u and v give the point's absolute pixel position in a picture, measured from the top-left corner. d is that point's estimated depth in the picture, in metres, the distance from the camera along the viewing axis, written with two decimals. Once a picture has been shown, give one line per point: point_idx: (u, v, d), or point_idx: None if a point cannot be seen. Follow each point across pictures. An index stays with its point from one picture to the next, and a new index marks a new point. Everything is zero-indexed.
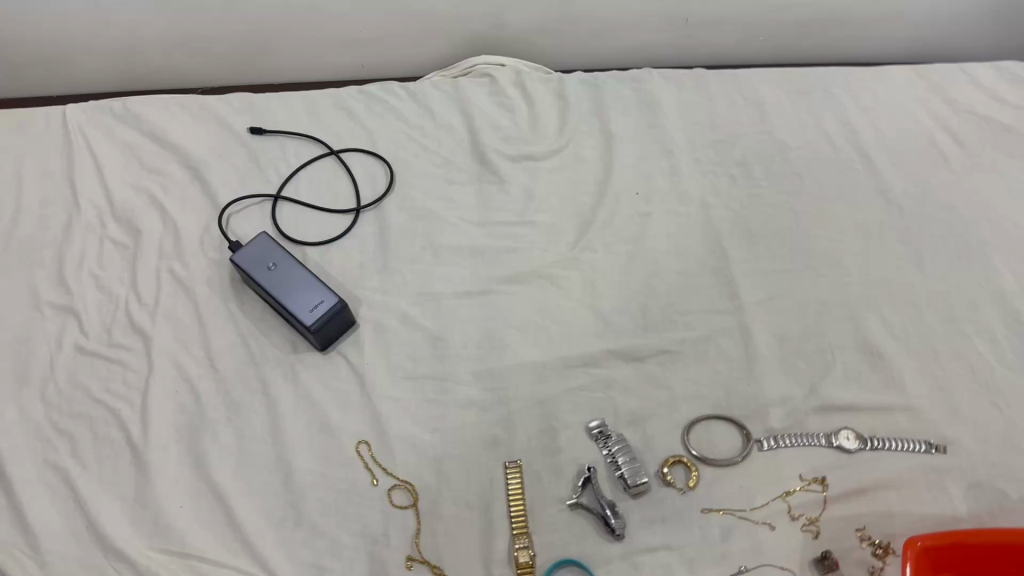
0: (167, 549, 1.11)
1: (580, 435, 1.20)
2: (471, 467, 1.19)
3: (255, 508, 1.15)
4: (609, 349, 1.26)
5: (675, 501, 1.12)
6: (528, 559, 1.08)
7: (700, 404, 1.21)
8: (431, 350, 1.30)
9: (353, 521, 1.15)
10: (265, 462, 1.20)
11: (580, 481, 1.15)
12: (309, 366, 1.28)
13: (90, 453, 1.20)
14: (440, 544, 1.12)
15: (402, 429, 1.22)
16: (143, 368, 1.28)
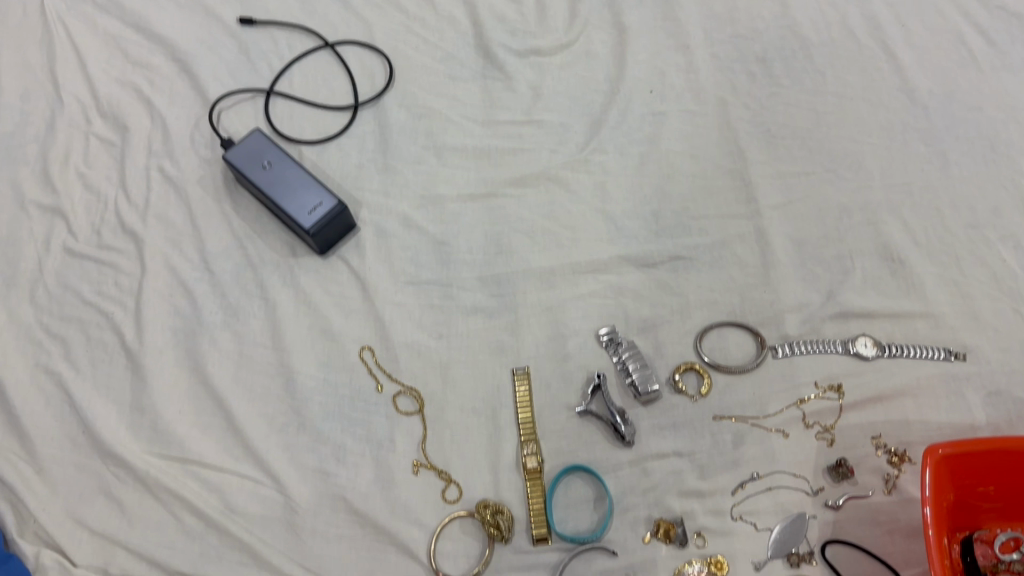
0: (167, 454, 1.10)
1: (589, 342, 1.16)
2: (478, 373, 1.16)
3: (256, 413, 1.13)
4: (620, 255, 1.22)
5: (687, 408, 1.09)
6: (536, 466, 1.07)
7: (714, 311, 1.17)
8: (435, 254, 1.25)
9: (357, 427, 1.13)
10: (265, 366, 1.17)
11: (590, 388, 1.12)
12: (308, 270, 1.24)
13: (84, 357, 1.18)
14: (446, 451, 1.11)
15: (406, 335, 1.19)
16: (135, 271, 1.24)
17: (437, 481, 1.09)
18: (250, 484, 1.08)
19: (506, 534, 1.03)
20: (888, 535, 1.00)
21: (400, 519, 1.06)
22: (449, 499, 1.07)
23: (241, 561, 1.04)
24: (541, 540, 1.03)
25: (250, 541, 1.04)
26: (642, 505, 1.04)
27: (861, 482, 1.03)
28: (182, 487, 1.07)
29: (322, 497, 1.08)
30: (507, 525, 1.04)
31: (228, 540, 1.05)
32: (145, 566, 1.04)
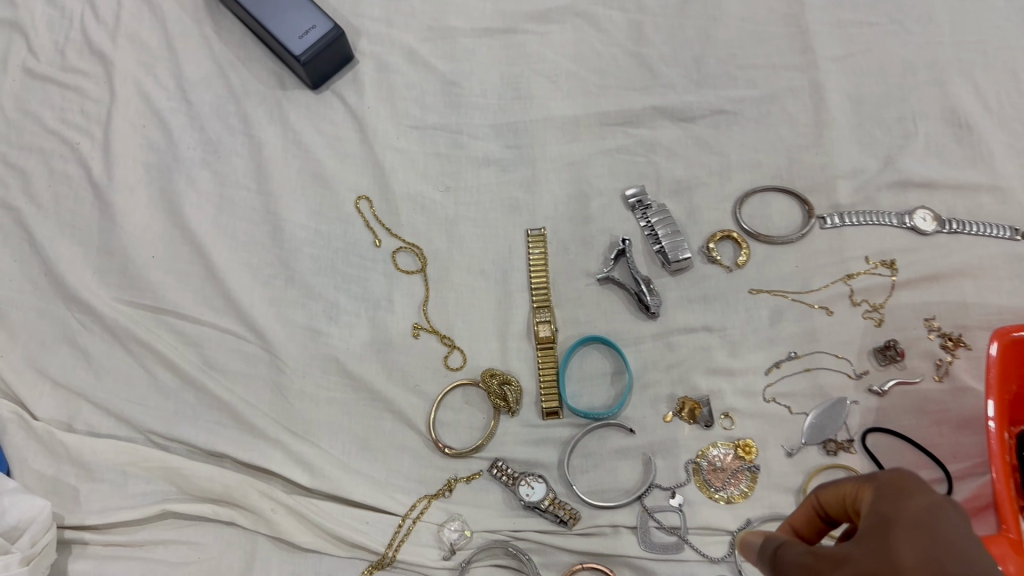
0: (140, 302, 1.00)
1: (614, 203, 1.03)
2: (488, 231, 1.03)
3: (238, 263, 1.01)
4: (655, 106, 1.07)
5: (721, 279, 0.98)
6: (550, 334, 0.96)
7: (757, 174, 1.04)
8: (444, 96, 1.10)
9: (352, 284, 1.01)
10: (249, 212, 1.04)
11: (614, 253, 1.00)
12: (298, 106, 1.09)
13: (46, 191, 1.05)
14: (451, 315, 1.00)
15: (408, 185, 1.06)
16: (104, 97, 1.09)
17: (439, 347, 0.99)
18: (230, 339, 0.98)
19: (514, 408, 0.93)
20: (936, 426, 0.91)
21: (396, 385, 0.96)
22: (452, 366, 0.97)
23: (219, 422, 0.94)
24: (551, 415, 0.94)
25: (229, 401, 0.94)
26: (665, 383, 0.94)
27: (908, 367, 0.94)
28: (157, 339, 0.97)
29: (311, 356, 0.97)
30: (515, 398, 0.94)
31: (206, 399, 0.95)
32: (115, 422, 0.95)
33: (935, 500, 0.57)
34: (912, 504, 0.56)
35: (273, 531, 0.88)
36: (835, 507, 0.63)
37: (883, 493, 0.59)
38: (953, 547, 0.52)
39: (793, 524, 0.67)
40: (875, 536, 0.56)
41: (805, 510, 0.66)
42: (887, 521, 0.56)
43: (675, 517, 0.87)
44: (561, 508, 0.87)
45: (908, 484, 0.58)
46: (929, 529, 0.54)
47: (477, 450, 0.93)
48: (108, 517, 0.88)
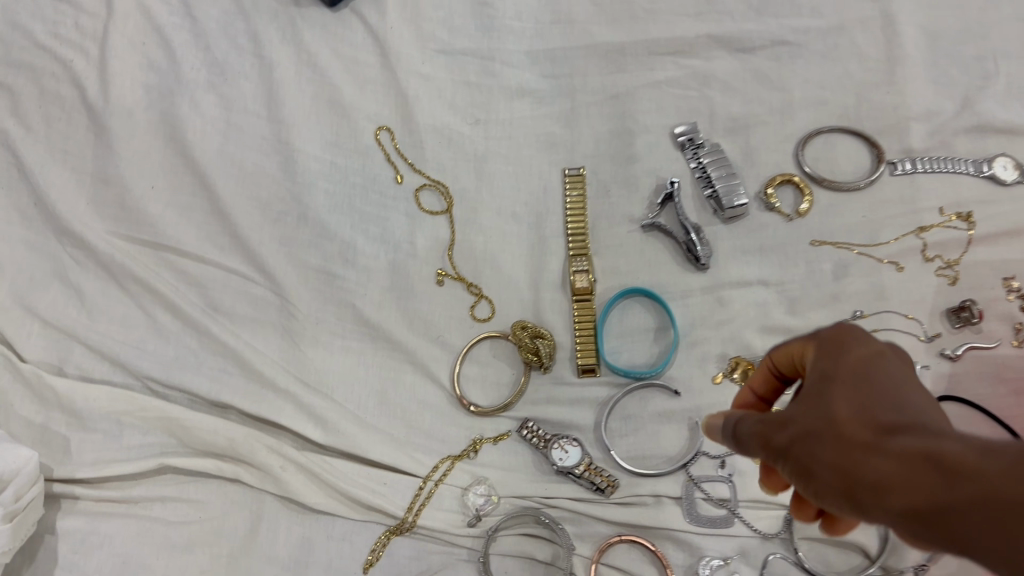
0: (138, 237, 0.91)
1: (661, 142, 0.93)
2: (521, 170, 0.94)
3: (245, 197, 0.92)
4: (711, 34, 0.96)
5: (779, 229, 0.88)
6: (587, 286, 0.87)
7: (821, 113, 0.94)
8: (474, 18, 0.99)
9: (370, 223, 0.92)
10: (258, 141, 0.94)
11: (660, 197, 0.90)
12: (314, 25, 0.99)
13: (37, 113, 0.95)
14: (479, 261, 0.91)
15: (434, 115, 0.96)
16: (100, 11, 0.99)
17: (464, 296, 0.90)
18: (236, 280, 0.90)
19: (546, 363, 0.85)
20: (1014, 396, 0.82)
21: (418, 335, 0.88)
22: (479, 318, 0.89)
23: (223, 370, 0.86)
24: (587, 372, 0.85)
25: (235, 347, 0.86)
26: (714, 341, 0.85)
27: (985, 330, 0.84)
28: (156, 278, 0.89)
29: (325, 302, 0.89)
30: (547, 352, 0.85)
31: (209, 344, 0.87)
32: (109, 367, 0.86)
33: (875, 350, 0.52)
34: (852, 357, 0.52)
35: (281, 490, 0.80)
36: (782, 367, 0.59)
37: (826, 348, 0.53)
38: (891, 396, 0.48)
39: (749, 387, 0.63)
40: (814, 393, 0.51)
41: (758, 372, 0.62)
42: (828, 377, 0.51)
43: (724, 489, 0.79)
44: (598, 475, 0.79)
45: (847, 336, 0.53)
46: (868, 381, 0.49)
47: (505, 409, 0.85)
48: (101, 471, 0.80)
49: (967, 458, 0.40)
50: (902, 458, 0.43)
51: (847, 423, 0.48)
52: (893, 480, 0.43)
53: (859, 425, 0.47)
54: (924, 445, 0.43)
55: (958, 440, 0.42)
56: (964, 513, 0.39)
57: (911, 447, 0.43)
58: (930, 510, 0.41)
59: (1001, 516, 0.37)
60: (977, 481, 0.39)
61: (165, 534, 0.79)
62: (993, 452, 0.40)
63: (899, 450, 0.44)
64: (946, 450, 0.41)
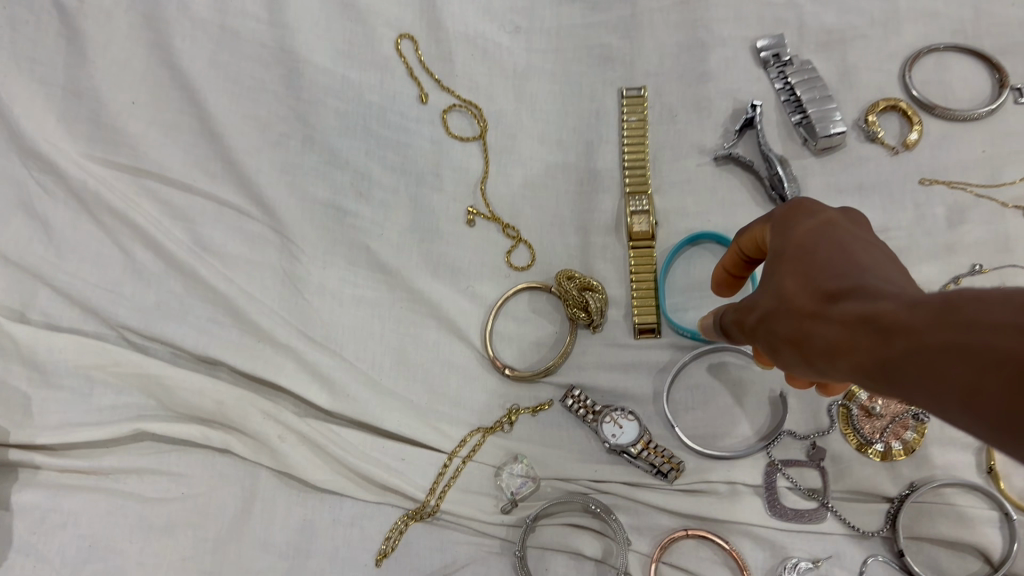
0: (115, 161, 0.77)
1: (739, 58, 0.77)
2: (569, 90, 0.79)
3: (242, 115, 0.77)
4: None
5: (881, 164, 0.74)
6: (647, 230, 0.73)
7: (933, 27, 0.78)
8: None
9: (388, 150, 0.78)
10: (257, 48, 0.78)
11: (739, 124, 0.75)
12: None
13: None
14: (517, 198, 0.77)
15: (466, 23, 0.81)
16: None
17: (499, 239, 0.76)
18: (230, 215, 0.76)
19: (597, 320, 0.71)
20: None
21: (443, 284, 0.75)
22: (516, 266, 0.75)
23: (213, 320, 0.73)
24: (646, 333, 0.72)
25: (227, 293, 0.72)
26: None
27: None
28: (136, 209, 0.75)
29: (334, 243, 0.75)
30: (598, 307, 0.71)
31: (197, 289, 0.73)
32: (80, 313, 0.73)
33: (825, 217, 0.47)
34: (800, 229, 0.47)
35: (279, 464, 0.67)
36: (750, 250, 0.54)
37: (777, 225, 0.49)
38: (836, 261, 0.43)
39: (725, 268, 0.58)
40: (767, 273, 0.47)
41: (731, 255, 0.57)
42: (777, 255, 0.47)
43: (814, 478, 0.66)
44: (659, 456, 0.66)
45: (796, 207, 0.48)
46: (814, 250, 0.44)
47: (546, 374, 0.71)
48: (64, 437, 0.67)
49: (900, 314, 0.35)
50: (843, 322, 0.39)
51: (798, 297, 0.43)
52: (840, 348, 0.39)
53: (807, 297, 0.43)
54: (863, 308, 0.38)
55: (895, 296, 0.37)
56: (902, 371, 0.35)
57: (851, 310, 0.39)
58: (876, 372, 0.37)
59: (932, 369, 0.33)
60: (909, 337, 0.34)
61: (139, 514, 0.65)
62: (923, 302, 0.35)
63: (842, 316, 0.39)
64: (882, 309, 0.37)
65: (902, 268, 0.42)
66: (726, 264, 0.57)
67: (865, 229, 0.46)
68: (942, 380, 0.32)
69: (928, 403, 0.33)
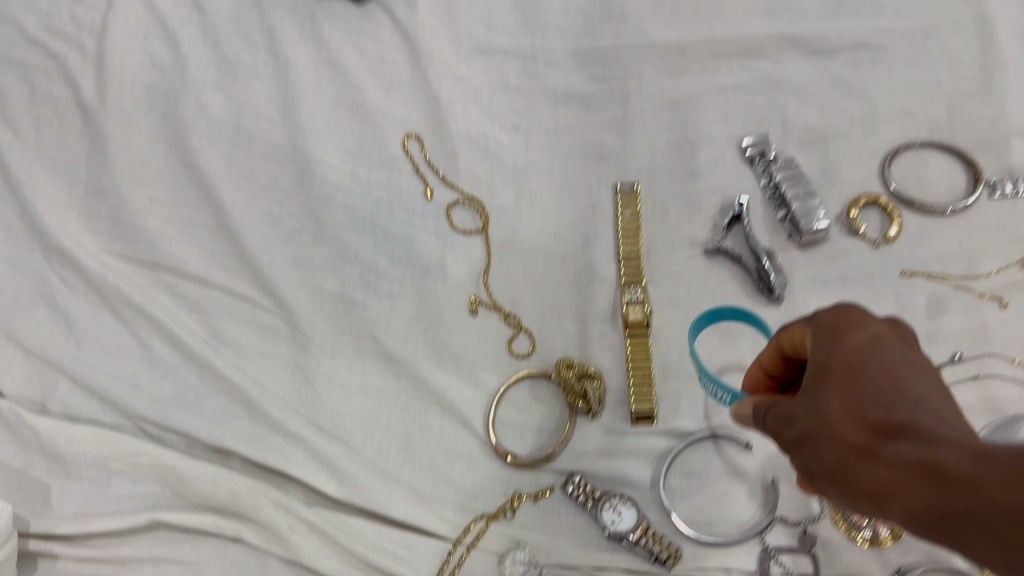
0: (133, 257, 0.81)
1: (726, 156, 0.82)
2: (568, 185, 0.83)
3: (257, 212, 0.81)
4: (783, 33, 0.85)
5: (864, 257, 0.77)
6: (642, 319, 0.76)
7: (910, 126, 0.83)
8: (515, 15, 0.89)
9: (396, 245, 0.81)
10: (272, 148, 0.83)
11: (727, 219, 0.79)
12: (335, 18, 0.87)
13: (26, 116, 0.86)
14: (519, 288, 0.81)
15: (468, 122, 0.85)
16: (100, 2, 0.89)
17: (501, 328, 0.79)
18: (245, 308, 0.79)
19: (595, 408, 0.74)
20: None
21: (448, 373, 0.77)
22: (517, 353, 0.78)
23: (227, 411, 0.75)
24: (642, 420, 0.74)
25: (241, 384, 0.75)
26: None
27: None
28: (154, 303, 0.78)
29: (342, 334, 0.79)
30: (597, 395, 0.74)
31: (211, 380, 0.76)
32: (99, 404, 0.76)
33: (874, 335, 0.48)
34: (849, 344, 0.48)
35: (290, 554, 0.70)
36: (790, 347, 0.54)
37: (819, 333, 0.50)
38: (889, 390, 0.44)
39: (761, 366, 0.58)
40: (811, 388, 0.48)
41: (769, 353, 0.57)
42: (820, 367, 0.48)
43: (805, 563, 0.69)
44: (657, 543, 0.69)
45: (843, 318, 0.49)
46: (863, 373, 0.46)
47: (548, 461, 0.74)
48: (82, 527, 0.69)
49: (961, 466, 0.38)
50: (896, 466, 0.41)
51: (845, 423, 0.45)
52: (895, 492, 0.41)
53: (853, 426, 0.44)
54: (919, 454, 0.40)
55: (955, 446, 0.40)
56: (966, 527, 0.37)
57: (903, 453, 0.41)
58: (927, 518, 0.40)
59: (1004, 532, 0.36)
60: (978, 495, 0.37)
61: None
62: (989, 459, 0.38)
63: (893, 458, 0.42)
64: (944, 461, 0.39)
65: (949, 401, 0.44)
66: (766, 363, 0.57)
67: (911, 348, 0.48)
68: (1013, 541, 0.35)
69: (990, 557, 0.37)
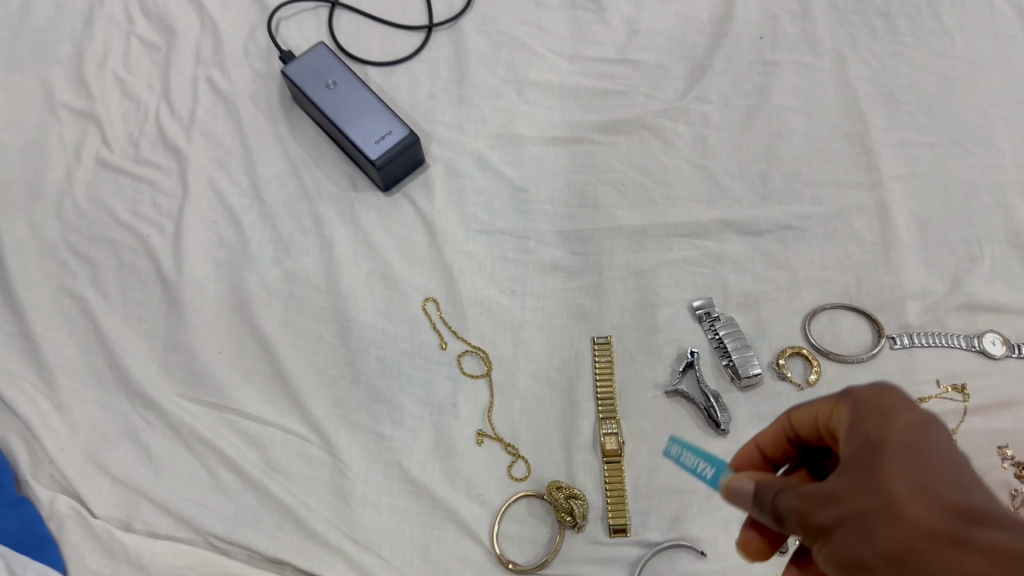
0: (203, 400, 0.99)
1: (680, 315, 1.04)
2: (555, 338, 1.04)
3: (305, 362, 1.01)
4: (721, 219, 1.09)
5: (792, 397, 0.97)
6: (617, 448, 0.95)
7: (825, 291, 1.04)
8: (512, 202, 1.12)
9: (417, 387, 1.01)
10: (319, 312, 1.04)
11: (682, 365, 0.99)
12: (369, 207, 1.10)
13: (114, 283, 1.05)
14: (516, 422, 0.99)
15: (475, 288, 1.06)
16: (176, 191, 1.11)
17: (502, 455, 0.97)
18: (295, 441, 0.97)
19: (580, 522, 0.91)
20: None
21: (459, 493, 0.95)
22: (516, 476, 0.96)
23: (280, 527, 0.92)
24: (618, 531, 0.92)
25: (291, 504, 0.93)
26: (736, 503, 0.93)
27: None
28: (220, 438, 0.96)
29: (374, 461, 0.96)
30: (581, 511, 0.91)
31: (267, 501, 0.93)
32: (174, 522, 0.92)
33: (920, 418, 0.59)
34: (900, 425, 0.58)
35: None
36: (804, 429, 0.69)
37: (865, 414, 0.61)
38: (950, 476, 0.55)
39: (759, 446, 0.74)
40: (870, 467, 0.57)
41: (773, 432, 0.72)
42: (875, 447, 0.58)
43: None
44: None
45: (892, 402, 0.60)
46: (925, 458, 0.56)
47: (542, 566, 0.91)
48: None
49: None
50: (980, 552, 0.50)
51: (910, 506, 0.54)
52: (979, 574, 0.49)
53: (925, 508, 0.54)
54: (1007, 543, 0.49)
55: None
56: None
57: (987, 540, 0.50)
58: None
59: None
60: None
61: None
62: None
63: (977, 544, 0.51)
64: None
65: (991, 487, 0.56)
66: (769, 441, 0.72)
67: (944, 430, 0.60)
68: None
69: None
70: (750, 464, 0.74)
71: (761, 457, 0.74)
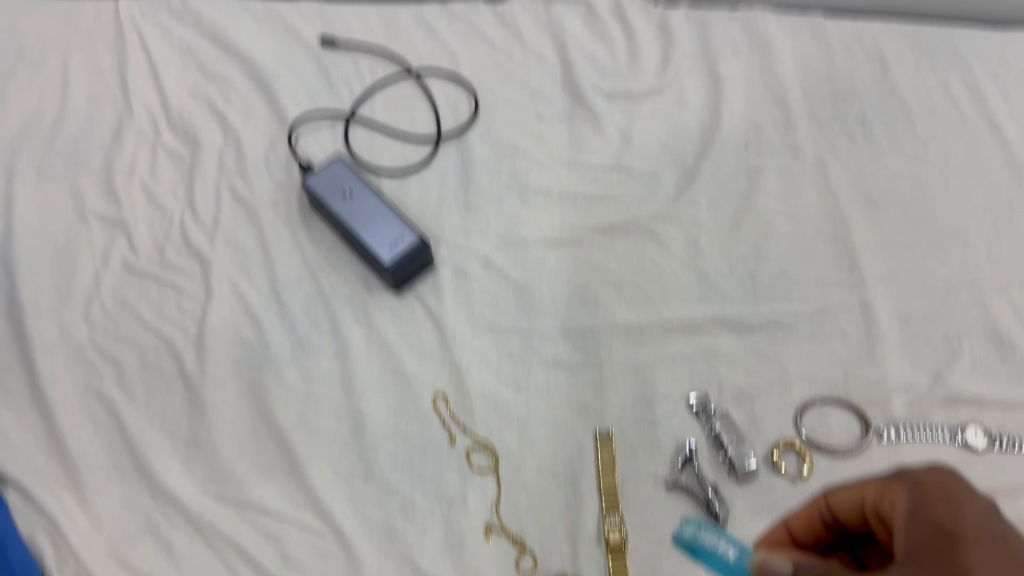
0: (223, 496, 1.03)
1: (678, 409, 1.09)
2: (560, 432, 1.09)
3: (322, 458, 1.05)
4: (714, 316, 1.15)
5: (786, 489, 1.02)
6: (620, 541, 0.99)
7: (814, 385, 1.10)
8: (516, 301, 1.18)
9: (427, 481, 1.05)
10: (334, 410, 1.09)
11: (681, 460, 1.05)
12: (382, 307, 1.16)
13: (138, 382, 1.10)
14: (523, 514, 1.03)
15: (482, 384, 1.11)
16: (199, 294, 1.17)
17: (510, 549, 1.01)
18: (310, 536, 1.00)
19: None
20: None
21: None
22: (524, 570, 1.00)
23: None
24: None
25: None
26: None
27: None
28: (239, 534, 1.00)
29: (387, 556, 1.00)
30: None
31: None
32: None
33: (976, 505, 0.75)
34: (966, 513, 0.74)
35: None
36: (847, 511, 0.85)
37: (925, 499, 0.76)
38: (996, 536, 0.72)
39: (789, 526, 0.89)
40: (952, 548, 0.71)
41: (808, 513, 0.88)
42: (948, 531, 0.73)
43: None
44: None
45: (953, 494, 0.76)
46: (984, 530, 0.73)
47: None
48: None
49: None
50: None
51: None
52: None
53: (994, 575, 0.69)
54: None
55: None
56: None
57: None
58: None
59: None
60: None
61: None
62: None
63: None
64: None
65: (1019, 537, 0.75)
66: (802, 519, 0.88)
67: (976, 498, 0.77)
68: None
69: None
70: (780, 540, 0.89)
71: (788, 537, 0.89)
